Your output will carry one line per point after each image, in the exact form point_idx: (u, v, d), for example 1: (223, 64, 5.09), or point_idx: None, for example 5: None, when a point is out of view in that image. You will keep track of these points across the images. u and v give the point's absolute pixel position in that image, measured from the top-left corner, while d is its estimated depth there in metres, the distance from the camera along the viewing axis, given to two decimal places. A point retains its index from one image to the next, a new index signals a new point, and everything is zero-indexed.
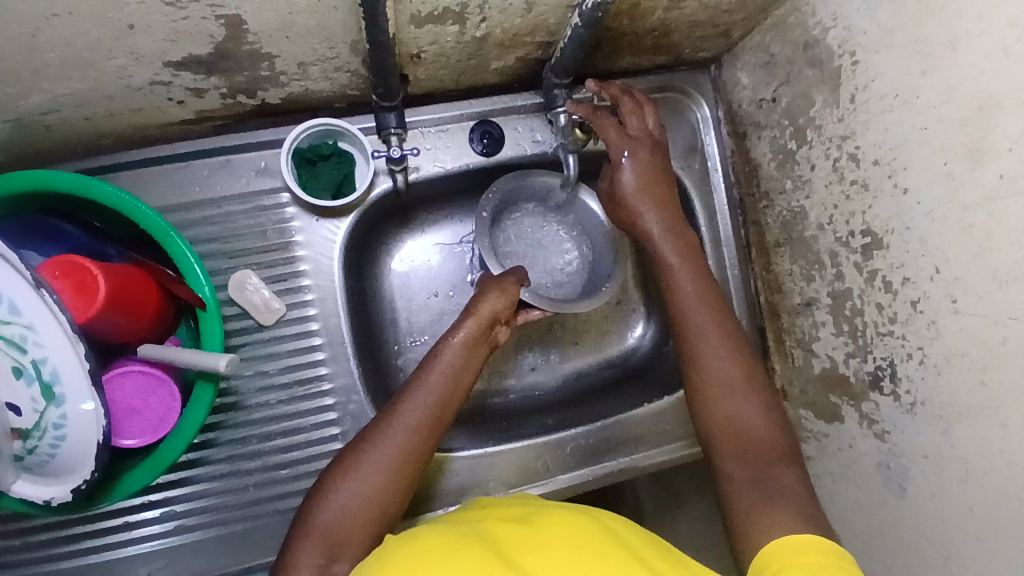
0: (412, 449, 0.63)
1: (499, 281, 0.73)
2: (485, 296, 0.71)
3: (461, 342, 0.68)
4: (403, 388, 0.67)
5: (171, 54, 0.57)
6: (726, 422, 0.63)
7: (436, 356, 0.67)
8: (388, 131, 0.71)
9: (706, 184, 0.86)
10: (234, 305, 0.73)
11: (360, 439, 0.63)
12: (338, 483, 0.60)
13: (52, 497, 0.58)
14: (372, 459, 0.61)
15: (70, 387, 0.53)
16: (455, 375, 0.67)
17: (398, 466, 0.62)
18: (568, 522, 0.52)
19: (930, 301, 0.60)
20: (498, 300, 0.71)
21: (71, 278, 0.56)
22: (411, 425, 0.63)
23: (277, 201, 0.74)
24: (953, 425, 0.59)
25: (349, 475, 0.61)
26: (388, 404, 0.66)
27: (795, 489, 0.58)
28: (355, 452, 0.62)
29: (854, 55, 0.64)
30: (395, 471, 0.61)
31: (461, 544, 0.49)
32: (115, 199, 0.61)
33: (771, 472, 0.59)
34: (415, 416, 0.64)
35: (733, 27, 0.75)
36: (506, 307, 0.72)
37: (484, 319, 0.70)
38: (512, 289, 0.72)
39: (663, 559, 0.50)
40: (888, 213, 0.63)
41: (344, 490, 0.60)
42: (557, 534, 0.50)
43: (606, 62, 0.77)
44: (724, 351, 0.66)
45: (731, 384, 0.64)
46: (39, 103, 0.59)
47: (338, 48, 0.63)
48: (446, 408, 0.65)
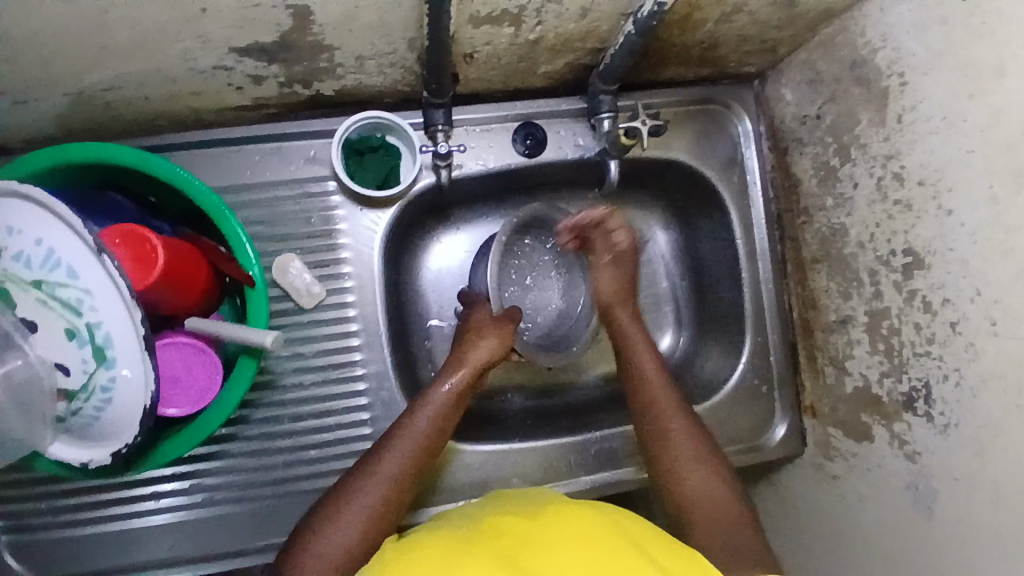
0: (397, 492, 0.64)
1: (496, 329, 0.77)
2: (478, 345, 0.75)
3: (451, 389, 0.70)
4: (389, 433, 0.68)
5: (236, 40, 0.59)
6: (684, 481, 0.67)
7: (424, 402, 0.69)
8: (435, 127, 0.74)
9: (745, 197, 0.86)
10: (277, 286, 0.75)
11: (348, 479, 0.64)
12: (326, 521, 0.60)
13: (90, 460, 0.60)
14: (360, 499, 0.62)
15: (121, 352, 0.55)
16: (444, 420, 0.69)
17: (385, 507, 0.62)
18: (573, 515, 0.52)
19: (969, 322, 0.59)
20: (488, 349, 0.75)
21: (130, 247, 0.59)
22: (398, 469, 0.65)
23: (323, 188, 0.76)
24: (986, 448, 0.59)
25: (334, 516, 0.60)
26: (375, 449, 0.67)
27: (756, 551, 0.60)
28: (343, 494, 0.63)
29: (902, 77, 0.64)
30: (382, 513, 0.62)
31: (459, 547, 0.50)
32: (173, 175, 0.64)
33: (732, 532, 0.62)
34: (399, 460, 0.65)
35: (780, 44, 0.76)
36: (497, 358, 0.75)
37: (476, 369, 0.73)
38: (506, 340, 0.76)
39: (669, 555, 0.50)
40: (930, 234, 0.63)
41: (333, 529, 0.60)
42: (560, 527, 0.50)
43: (652, 72, 0.78)
44: (681, 425, 0.71)
45: (686, 448, 0.69)
46: (104, 79, 0.62)
47: (396, 44, 0.65)
48: (431, 453, 0.67)
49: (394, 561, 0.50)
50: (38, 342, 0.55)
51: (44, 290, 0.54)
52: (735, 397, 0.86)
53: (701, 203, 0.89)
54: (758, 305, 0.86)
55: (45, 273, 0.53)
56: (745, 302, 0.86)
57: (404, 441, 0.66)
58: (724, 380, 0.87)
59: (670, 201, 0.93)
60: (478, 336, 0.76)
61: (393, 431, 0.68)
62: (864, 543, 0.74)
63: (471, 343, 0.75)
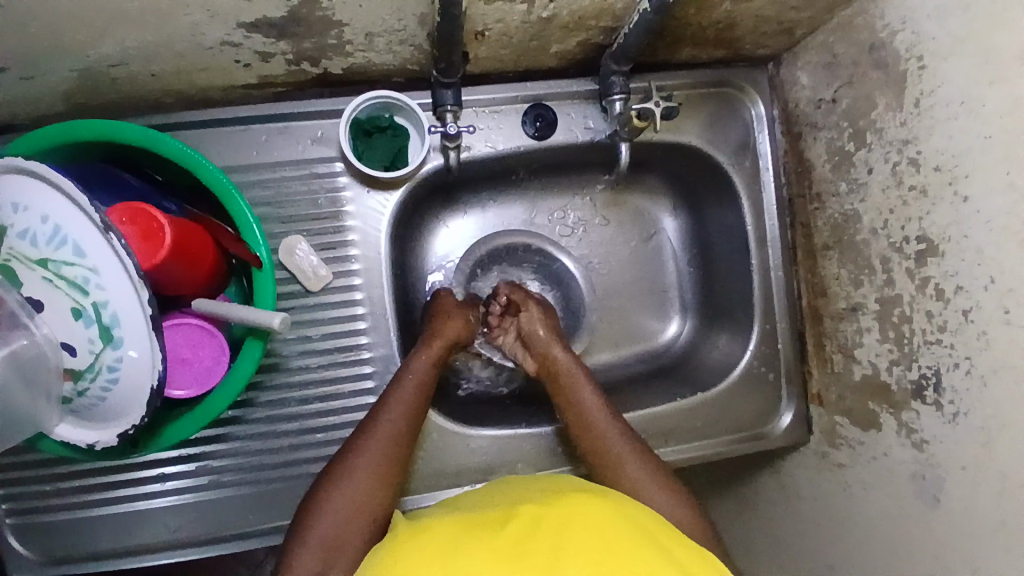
0: (391, 457, 0.66)
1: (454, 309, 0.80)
2: (447, 320, 0.78)
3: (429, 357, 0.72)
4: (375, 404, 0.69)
5: (245, 15, 0.57)
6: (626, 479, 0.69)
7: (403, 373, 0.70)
8: (444, 108, 0.73)
9: (756, 183, 0.85)
10: (283, 267, 0.74)
11: (343, 452, 0.66)
12: (328, 494, 0.63)
13: (96, 442, 0.59)
14: (357, 470, 0.64)
15: (128, 332, 0.54)
16: (426, 385, 0.70)
17: (383, 474, 0.65)
18: (586, 503, 0.51)
19: (982, 311, 0.59)
20: (456, 324, 0.77)
21: (138, 224, 0.58)
22: (388, 438, 0.66)
23: (330, 169, 0.75)
24: (995, 438, 0.59)
25: (337, 486, 0.63)
26: (363, 421, 0.68)
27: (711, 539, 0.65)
28: (338, 468, 0.65)
29: (921, 60, 0.63)
30: (380, 479, 0.64)
31: (475, 529, 0.49)
32: (180, 154, 0.63)
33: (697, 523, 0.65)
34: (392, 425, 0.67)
35: (797, 26, 0.74)
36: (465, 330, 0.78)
37: (448, 341, 0.75)
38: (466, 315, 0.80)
39: (679, 546, 0.50)
40: (946, 221, 0.62)
41: (335, 500, 0.62)
42: (575, 513, 0.49)
43: (666, 53, 0.77)
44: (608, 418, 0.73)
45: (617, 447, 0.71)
46: (109, 54, 0.60)
47: (407, 20, 0.63)
48: (419, 419, 0.69)
49: (405, 550, 0.49)
50: (44, 322, 0.54)
51: (49, 269, 0.53)
52: (741, 384, 0.85)
53: (710, 188, 0.88)
54: (766, 291, 0.85)
55: (50, 252, 0.52)
56: (754, 289, 0.86)
57: (389, 410, 0.68)
58: (731, 368, 0.86)
59: (679, 186, 0.92)
60: (447, 313, 0.79)
61: (378, 403, 0.69)
62: (867, 531, 0.74)
63: (439, 320, 0.77)
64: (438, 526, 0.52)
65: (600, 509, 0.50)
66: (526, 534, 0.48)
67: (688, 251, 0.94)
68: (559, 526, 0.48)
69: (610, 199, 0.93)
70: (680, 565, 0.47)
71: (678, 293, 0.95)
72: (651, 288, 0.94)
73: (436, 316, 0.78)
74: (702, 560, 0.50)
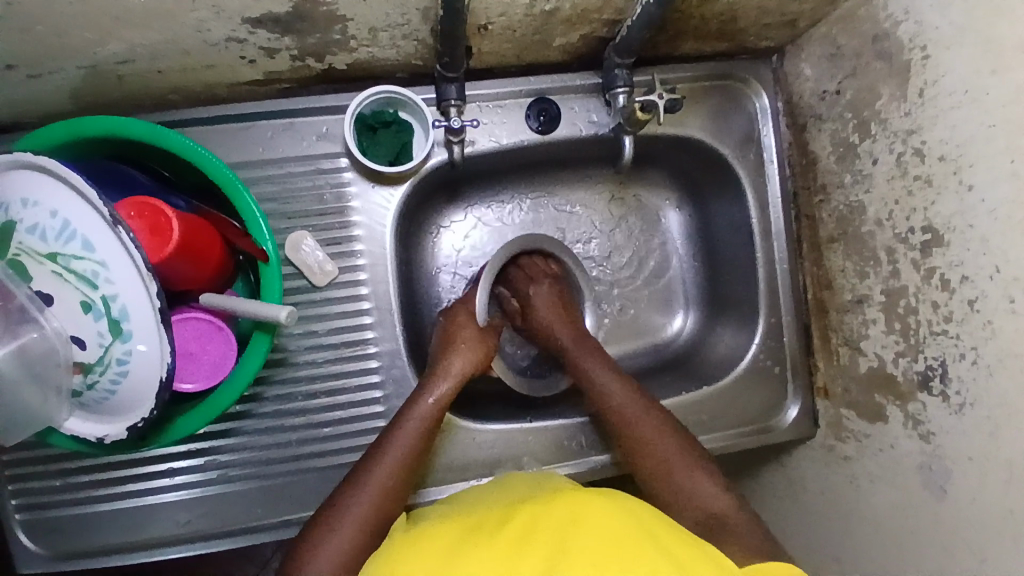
0: (386, 506, 0.64)
1: (472, 340, 0.77)
2: (459, 353, 0.75)
3: (435, 402, 0.70)
4: (373, 448, 0.68)
5: (250, 10, 0.58)
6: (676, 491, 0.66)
7: (404, 418, 0.69)
8: (447, 102, 0.73)
9: (760, 176, 0.84)
10: (289, 263, 0.75)
11: (337, 496, 0.65)
12: (322, 538, 0.61)
13: (105, 435, 0.60)
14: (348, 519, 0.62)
15: (137, 325, 0.55)
16: (427, 430, 0.69)
17: (375, 522, 0.64)
18: (581, 501, 0.51)
19: (988, 301, 0.59)
20: (469, 360, 0.75)
21: (145, 219, 0.58)
22: (382, 484, 0.65)
23: (335, 165, 0.76)
24: (1002, 427, 0.58)
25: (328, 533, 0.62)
26: (358, 466, 0.67)
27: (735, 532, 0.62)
28: (331, 511, 0.63)
29: (924, 50, 0.62)
30: (372, 526, 0.63)
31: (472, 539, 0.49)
32: (187, 149, 0.63)
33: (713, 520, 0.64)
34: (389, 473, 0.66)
35: (801, 17, 0.74)
36: (477, 368, 0.76)
37: (460, 379, 0.73)
38: (481, 350, 0.77)
39: (677, 540, 0.49)
40: (951, 211, 0.62)
41: (327, 545, 0.61)
42: (569, 514, 0.49)
43: (669, 46, 0.77)
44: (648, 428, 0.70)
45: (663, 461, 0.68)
46: (116, 51, 0.61)
47: (409, 15, 0.64)
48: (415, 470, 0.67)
49: (404, 560, 0.49)
50: (53, 316, 0.55)
51: (58, 263, 0.53)
52: (747, 378, 0.85)
53: (715, 182, 0.88)
54: (771, 285, 0.85)
55: (59, 246, 0.53)
56: (759, 282, 0.85)
57: (388, 457, 0.67)
58: (736, 361, 0.86)
59: (684, 180, 0.92)
60: (463, 345, 0.76)
61: (376, 448, 0.68)
62: (874, 524, 0.73)
63: (452, 354, 0.75)
64: (436, 532, 0.52)
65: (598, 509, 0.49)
66: (518, 537, 0.48)
67: (693, 245, 0.94)
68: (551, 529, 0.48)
69: (615, 194, 0.93)
70: (676, 559, 0.47)
71: (683, 287, 0.95)
72: (656, 282, 0.94)
73: (447, 348, 0.76)
74: (701, 554, 0.50)
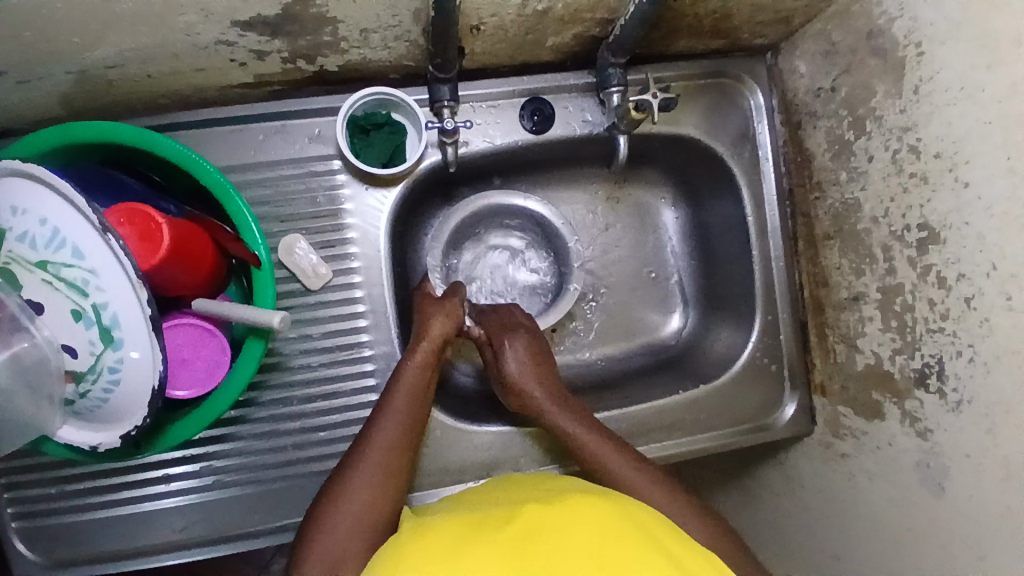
0: (393, 470, 0.66)
1: (440, 304, 0.76)
2: (436, 314, 0.75)
3: (421, 361, 0.71)
4: (370, 417, 0.69)
5: (239, 13, 0.57)
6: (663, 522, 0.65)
7: (397, 382, 0.70)
8: (440, 103, 0.72)
9: (756, 173, 0.84)
10: (282, 267, 0.74)
11: (342, 465, 0.66)
12: (332, 510, 0.62)
13: (99, 443, 0.59)
14: (357, 488, 0.64)
15: (129, 333, 0.54)
16: (422, 391, 0.70)
17: (383, 486, 0.65)
18: (585, 502, 0.51)
19: (984, 298, 0.58)
20: (443, 322, 0.74)
21: (135, 226, 0.58)
22: (385, 449, 0.66)
23: (328, 167, 0.75)
24: (999, 424, 0.58)
25: (337, 500, 0.63)
26: (360, 436, 0.68)
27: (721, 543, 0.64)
28: (338, 484, 0.64)
29: (919, 47, 0.62)
30: (382, 489, 0.64)
31: (474, 533, 0.49)
32: (178, 154, 0.63)
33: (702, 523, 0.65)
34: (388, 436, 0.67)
35: (795, 14, 0.74)
36: (455, 327, 0.75)
37: (437, 340, 0.73)
38: (455, 310, 0.76)
39: (681, 547, 0.50)
40: (947, 208, 0.62)
41: (337, 516, 0.62)
42: (576, 514, 0.49)
43: (663, 44, 0.77)
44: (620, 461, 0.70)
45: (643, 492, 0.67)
46: (105, 56, 0.60)
47: (401, 16, 0.63)
48: (417, 427, 0.69)
49: (405, 555, 0.48)
50: (44, 324, 0.54)
51: (48, 271, 0.53)
52: (744, 376, 0.85)
53: (710, 180, 0.88)
54: (767, 282, 0.85)
55: (49, 254, 0.52)
56: (755, 279, 0.85)
57: (387, 422, 0.67)
58: (733, 360, 0.86)
59: (679, 178, 0.91)
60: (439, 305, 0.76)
61: (374, 416, 0.68)
62: (872, 521, 0.73)
63: (430, 314, 0.75)
64: (440, 526, 0.51)
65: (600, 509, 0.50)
66: (524, 532, 0.47)
67: (688, 243, 0.94)
68: (557, 526, 0.48)
69: (610, 192, 0.93)
70: (680, 566, 0.47)
71: (680, 285, 0.95)
72: (651, 281, 0.94)
73: (424, 310, 0.76)
74: (703, 560, 0.50)
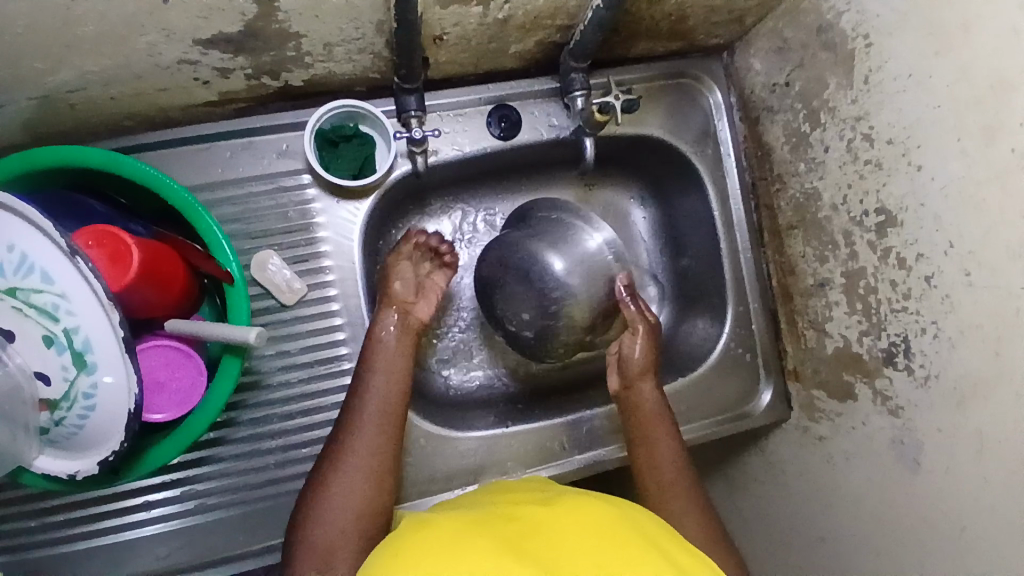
0: (382, 442, 0.65)
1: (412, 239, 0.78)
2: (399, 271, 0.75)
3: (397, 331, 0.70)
4: (349, 402, 0.67)
5: (201, 31, 0.57)
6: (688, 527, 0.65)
7: (381, 369, 0.68)
8: (408, 113, 0.73)
9: (719, 168, 0.87)
10: (256, 283, 0.74)
11: (327, 453, 0.64)
12: (322, 500, 0.61)
13: (77, 471, 0.58)
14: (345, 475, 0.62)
15: (102, 357, 0.53)
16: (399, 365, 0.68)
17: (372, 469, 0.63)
18: (589, 509, 0.51)
19: (944, 276, 0.61)
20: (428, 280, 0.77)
21: (104, 248, 0.58)
22: (372, 432, 0.65)
23: (298, 182, 0.75)
24: (968, 397, 0.61)
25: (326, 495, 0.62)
26: (342, 422, 0.66)
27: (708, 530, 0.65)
28: (326, 471, 0.63)
29: (867, 38, 0.65)
30: (373, 476, 0.63)
31: (477, 532, 0.48)
32: (144, 175, 0.62)
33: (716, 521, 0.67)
34: (370, 418, 0.65)
35: (747, 13, 0.77)
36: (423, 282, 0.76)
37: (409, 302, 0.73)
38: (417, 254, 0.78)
39: (680, 551, 0.49)
40: (902, 191, 0.64)
41: (328, 504, 0.61)
42: (577, 519, 0.49)
43: (622, 47, 0.79)
44: (667, 442, 0.71)
45: (673, 481, 0.69)
46: (66, 79, 0.60)
47: (364, 29, 0.64)
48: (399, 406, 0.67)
49: (404, 546, 0.47)
50: (16, 351, 0.53)
51: (17, 297, 0.52)
52: (720, 368, 0.87)
53: (676, 177, 0.90)
54: (737, 274, 0.87)
55: (17, 280, 0.51)
56: (725, 272, 0.87)
57: (368, 399, 0.66)
58: (708, 352, 0.88)
59: (646, 177, 0.93)
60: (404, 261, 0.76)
61: (354, 388, 0.67)
62: (851, 501, 0.75)
63: (395, 271, 0.75)
64: (441, 521, 0.50)
65: (602, 517, 0.49)
66: (528, 539, 0.47)
67: (658, 241, 0.96)
68: (562, 534, 0.48)
69: (581, 195, 0.94)
70: (681, 569, 0.46)
71: (653, 283, 0.96)
72: None
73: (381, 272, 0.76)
74: (705, 565, 0.49)
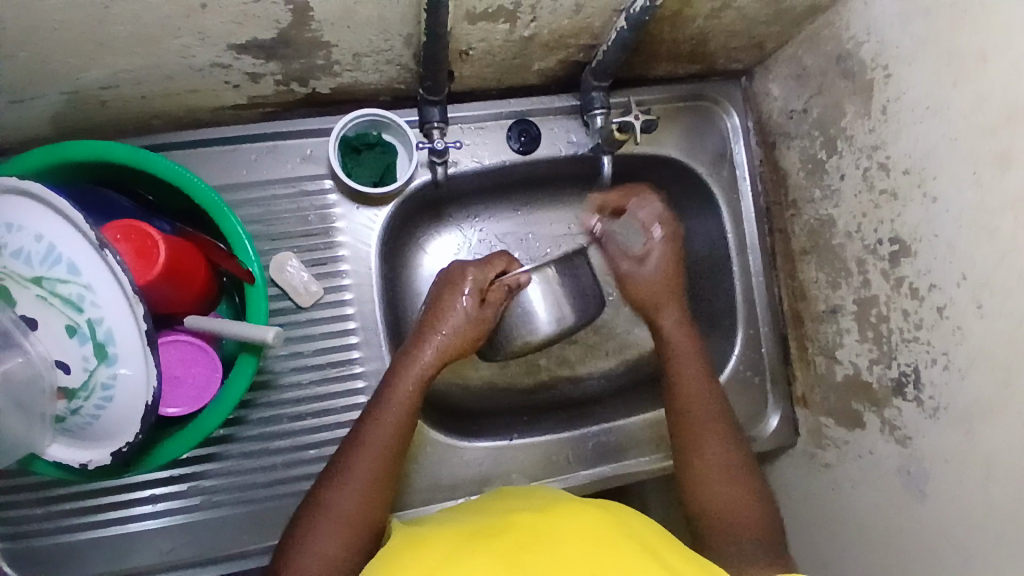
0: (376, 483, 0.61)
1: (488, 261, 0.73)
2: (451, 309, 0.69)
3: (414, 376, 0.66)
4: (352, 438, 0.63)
5: (235, 36, 0.59)
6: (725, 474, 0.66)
7: (392, 392, 0.65)
8: (430, 124, 0.75)
9: (734, 191, 0.87)
10: (274, 285, 0.75)
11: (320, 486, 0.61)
12: (312, 520, 0.59)
13: (89, 461, 0.59)
14: (332, 511, 0.59)
15: (122, 349, 0.54)
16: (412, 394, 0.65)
17: (362, 508, 0.60)
18: (578, 513, 0.51)
19: (956, 306, 0.61)
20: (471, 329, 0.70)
21: (132, 243, 0.59)
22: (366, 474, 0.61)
23: (320, 187, 0.77)
24: (977, 427, 0.60)
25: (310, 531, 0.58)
26: (340, 457, 0.63)
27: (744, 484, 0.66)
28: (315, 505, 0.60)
29: (887, 69, 0.66)
30: (360, 515, 0.59)
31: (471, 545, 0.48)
32: (173, 173, 0.64)
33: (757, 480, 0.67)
34: (368, 457, 0.62)
35: (767, 39, 0.78)
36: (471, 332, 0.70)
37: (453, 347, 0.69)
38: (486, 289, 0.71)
39: (674, 554, 0.49)
40: (917, 221, 0.65)
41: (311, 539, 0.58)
42: (569, 525, 0.49)
43: (643, 68, 0.80)
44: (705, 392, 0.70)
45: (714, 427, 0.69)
46: (99, 77, 0.61)
47: (393, 41, 0.66)
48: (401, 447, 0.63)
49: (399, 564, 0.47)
50: (38, 340, 0.55)
51: (44, 287, 0.53)
52: (728, 389, 0.87)
53: (691, 198, 0.91)
54: (749, 297, 0.88)
55: (44, 270, 0.53)
56: (737, 294, 0.88)
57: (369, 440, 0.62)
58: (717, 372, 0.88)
59: None
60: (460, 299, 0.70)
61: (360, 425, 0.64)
62: (856, 529, 0.75)
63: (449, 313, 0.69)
64: (436, 536, 0.51)
65: (592, 521, 0.50)
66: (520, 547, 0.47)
67: None
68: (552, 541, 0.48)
69: None
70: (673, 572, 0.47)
71: None
72: None
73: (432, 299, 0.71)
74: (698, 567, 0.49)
